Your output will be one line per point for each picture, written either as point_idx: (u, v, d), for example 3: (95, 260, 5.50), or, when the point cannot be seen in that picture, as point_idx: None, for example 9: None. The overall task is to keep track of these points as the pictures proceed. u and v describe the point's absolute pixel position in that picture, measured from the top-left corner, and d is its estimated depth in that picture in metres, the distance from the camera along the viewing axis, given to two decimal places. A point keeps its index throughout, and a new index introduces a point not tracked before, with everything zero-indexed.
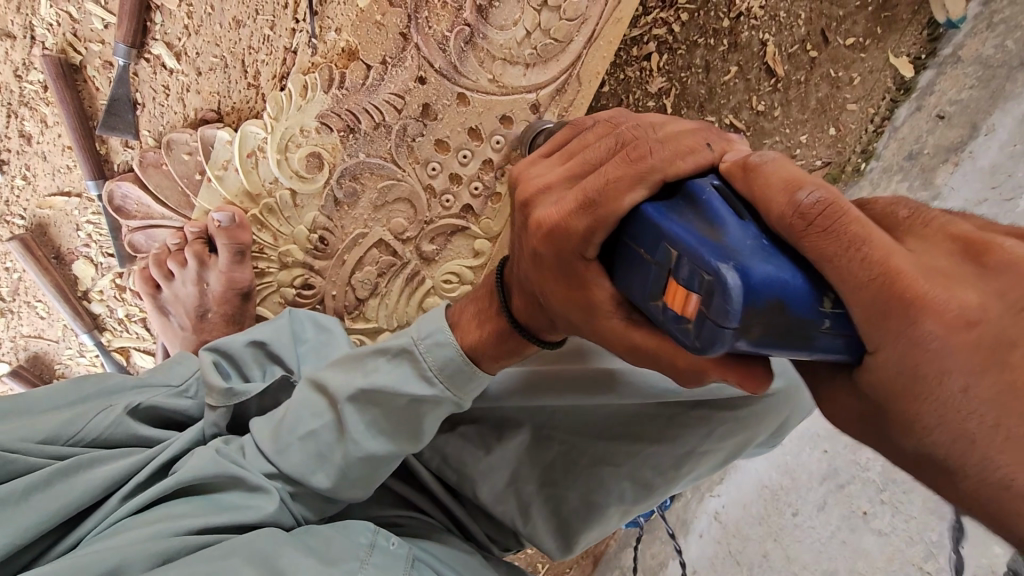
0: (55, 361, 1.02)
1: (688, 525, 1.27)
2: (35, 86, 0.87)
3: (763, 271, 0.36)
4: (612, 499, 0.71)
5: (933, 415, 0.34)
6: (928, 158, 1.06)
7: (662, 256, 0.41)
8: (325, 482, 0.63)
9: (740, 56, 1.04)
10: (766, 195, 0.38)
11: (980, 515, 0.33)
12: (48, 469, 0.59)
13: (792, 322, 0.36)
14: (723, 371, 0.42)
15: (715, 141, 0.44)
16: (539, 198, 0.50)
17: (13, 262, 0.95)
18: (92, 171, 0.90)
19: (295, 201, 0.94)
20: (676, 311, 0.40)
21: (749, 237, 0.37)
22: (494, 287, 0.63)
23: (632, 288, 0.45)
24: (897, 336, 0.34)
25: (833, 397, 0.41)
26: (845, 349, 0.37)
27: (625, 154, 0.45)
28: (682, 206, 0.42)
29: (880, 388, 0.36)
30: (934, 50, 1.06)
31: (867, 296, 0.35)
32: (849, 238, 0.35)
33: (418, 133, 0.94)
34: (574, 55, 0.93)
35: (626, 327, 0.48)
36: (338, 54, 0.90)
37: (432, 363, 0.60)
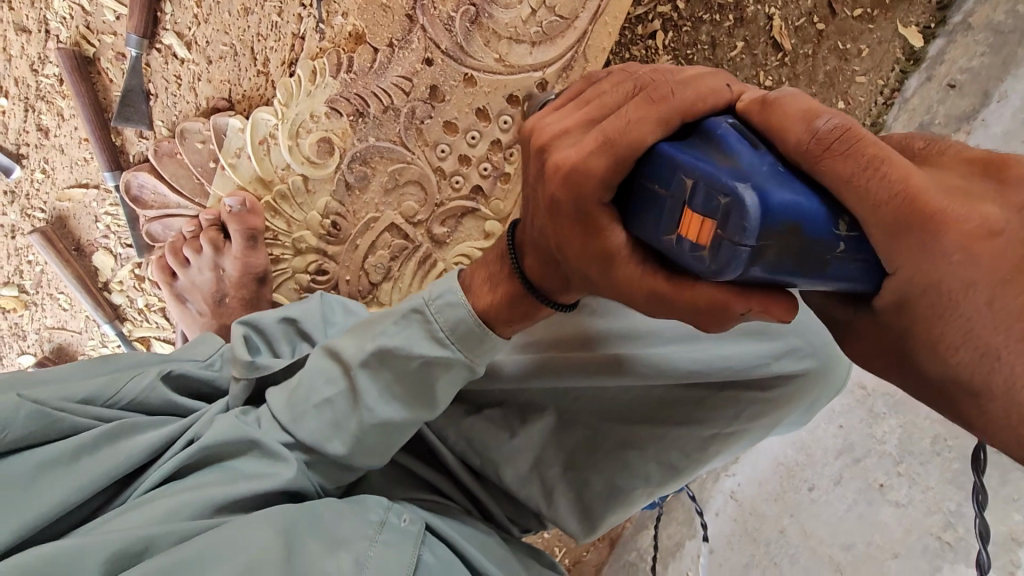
0: (78, 352, 1.04)
1: (705, 502, 1.30)
2: (51, 79, 0.89)
3: (782, 195, 0.34)
4: (637, 481, 0.72)
5: (958, 329, 0.35)
6: (941, 128, 1.03)
7: (676, 187, 0.38)
8: (340, 449, 0.63)
9: (746, 30, 1.04)
10: (783, 124, 0.37)
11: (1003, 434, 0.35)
12: (93, 431, 0.63)
13: (810, 246, 0.35)
14: (745, 303, 0.40)
15: (733, 84, 0.42)
16: (550, 145, 0.47)
17: (36, 254, 0.97)
18: (109, 162, 0.92)
19: (306, 186, 0.95)
20: (689, 240, 0.37)
21: (766, 163, 0.36)
22: (506, 252, 0.61)
23: (643, 228, 0.42)
24: (920, 253, 0.35)
25: (854, 334, 0.41)
26: (857, 276, 0.37)
27: (645, 95, 0.42)
28: (697, 141, 0.39)
29: (904, 311, 0.37)
30: (945, 18, 1.05)
31: (890, 216, 0.35)
32: (870, 160, 0.35)
33: (426, 115, 0.94)
34: (579, 32, 0.93)
35: (639, 274, 0.45)
36: (345, 38, 0.91)
37: (443, 323, 0.60)
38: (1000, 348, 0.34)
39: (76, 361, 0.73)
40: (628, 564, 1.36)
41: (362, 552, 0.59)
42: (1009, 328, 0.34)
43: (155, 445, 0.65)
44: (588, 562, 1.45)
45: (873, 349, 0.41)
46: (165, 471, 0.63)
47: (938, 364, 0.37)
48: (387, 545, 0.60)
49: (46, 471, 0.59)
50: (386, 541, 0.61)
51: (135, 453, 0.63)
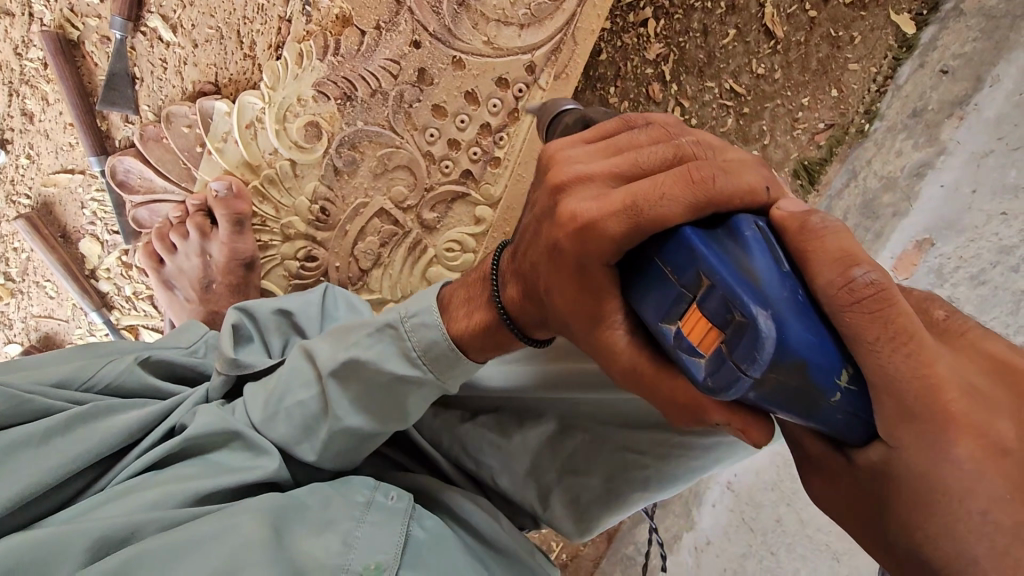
0: (65, 341, 1.03)
1: (699, 496, 1.25)
2: (35, 63, 0.88)
3: (797, 332, 0.35)
4: (638, 487, 0.70)
5: (943, 527, 0.35)
6: (934, 114, 1.01)
7: (690, 281, 0.38)
8: (309, 454, 0.64)
9: (737, 18, 1.04)
10: (817, 263, 0.37)
11: None
12: (67, 414, 0.63)
13: (809, 386, 0.36)
14: (729, 413, 0.41)
15: (772, 186, 0.41)
16: (572, 185, 0.46)
17: (21, 241, 0.96)
18: (94, 147, 0.91)
19: (295, 171, 0.95)
20: (691, 341, 0.39)
21: (786, 288, 0.36)
22: (488, 275, 0.58)
23: (644, 308, 0.43)
24: (927, 449, 0.35)
25: (830, 474, 0.41)
26: (841, 427, 0.38)
27: (686, 170, 0.41)
28: (720, 237, 0.39)
29: (887, 484, 0.37)
30: (937, 4, 1.01)
31: (906, 393, 0.35)
32: (898, 330, 0.35)
33: (415, 99, 0.94)
34: (568, 15, 0.92)
35: (629, 347, 0.46)
36: (332, 21, 0.90)
37: (417, 343, 0.58)
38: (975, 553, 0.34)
39: (59, 349, 0.74)
40: (625, 557, 1.36)
41: (349, 535, 0.58)
42: (990, 538, 0.34)
43: (134, 427, 0.65)
44: (584, 556, 1.43)
45: (838, 499, 0.41)
46: (147, 460, 0.63)
47: (911, 546, 0.37)
48: (375, 525, 0.59)
49: (21, 453, 0.59)
50: (374, 521, 0.60)
51: (115, 437, 0.64)
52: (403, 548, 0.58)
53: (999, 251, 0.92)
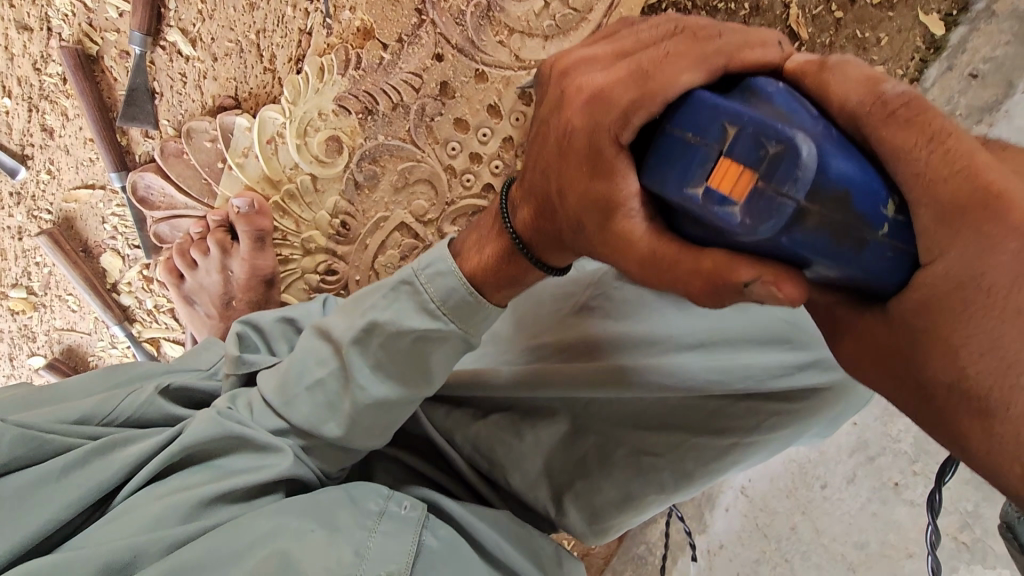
0: (88, 353, 1.03)
1: (713, 500, 1.25)
2: (54, 79, 0.87)
3: (839, 163, 0.35)
4: (659, 490, 0.69)
5: (985, 337, 0.34)
6: (962, 119, 0.99)
7: (715, 135, 0.37)
8: (335, 431, 0.63)
9: (762, 19, 0.96)
10: (842, 88, 0.37)
11: (996, 455, 0.34)
12: (84, 448, 0.63)
13: (852, 216, 0.35)
14: (759, 266, 0.38)
15: (783, 42, 0.42)
16: (578, 69, 0.47)
17: (43, 256, 0.96)
18: (114, 162, 0.90)
19: (315, 185, 0.94)
20: (721, 191, 0.37)
21: (817, 125, 0.36)
22: (499, 209, 0.59)
23: (660, 183, 0.40)
24: (973, 244, 0.34)
25: (859, 333, 0.39)
26: (883, 270, 0.36)
27: (691, 35, 0.42)
28: (738, 93, 0.38)
29: (925, 308, 0.35)
30: (967, 5, 0.96)
31: (949, 194, 0.34)
32: (931, 131, 0.35)
33: (437, 112, 0.92)
34: (594, 24, 0.90)
35: (648, 231, 0.43)
36: (353, 33, 0.88)
37: (434, 295, 0.58)
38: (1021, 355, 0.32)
39: (87, 374, 0.76)
40: (636, 557, 1.37)
41: (361, 543, 0.58)
42: None
43: (145, 448, 0.64)
44: (596, 555, 1.45)
45: (865, 354, 0.40)
46: (148, 472, 0.62)
47: (946, 373, 0.35)
48: (387, 535, 0.60)
49: (33, 492, 0.59)
50: (385, 530, 0.60)
51: (127, 458, 0.63)
52: (414, 557, 0.59)
53: None
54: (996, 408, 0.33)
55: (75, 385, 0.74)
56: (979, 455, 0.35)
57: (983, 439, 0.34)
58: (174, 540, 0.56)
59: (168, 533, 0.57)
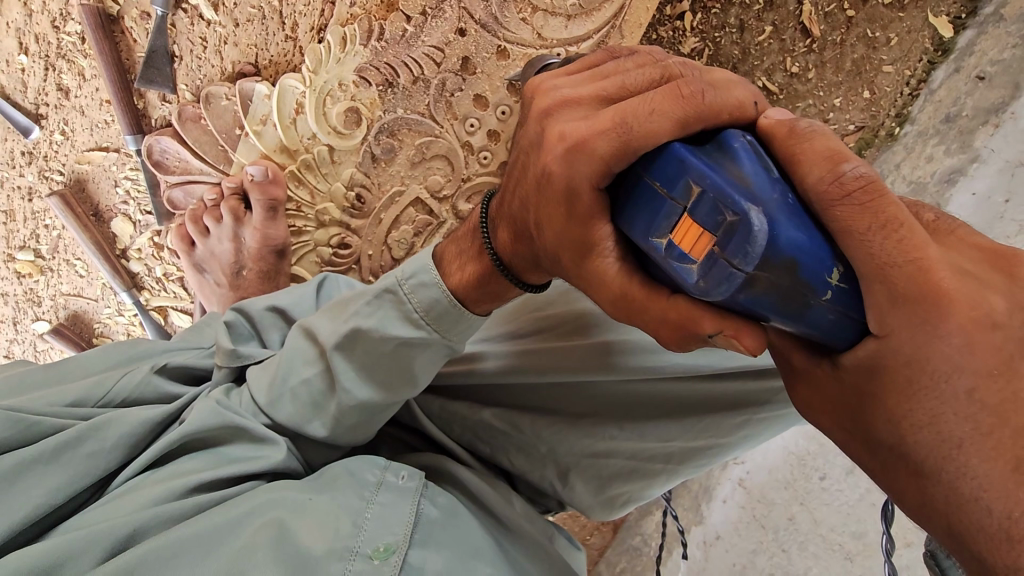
0: (94, 320, 1.02)
1: (711, 491, 1.24)
2: (73, 37, 0.86)
3: (790, 232, 0.36)
4: (666, 464, 0.71)
5: (929, 413, 0.35)
6: (967, 121, 0.95)
7: (680, 192, 0.39)
8: (320, 430, 0.65)
9: (775, 15, 0.97)
10: (806, 158, 0.38)
11: (930, 513, 0.37)
12: (80, 427, 0.62)
13: (798, 284, 0.36)
14: (720, 322, 0.41)
15: (760, 101, 0.42)
16: (559, 110, 0.48)
17: (53, 219, 0.95)
18: (130, 125, 0.90)
19: (332, 157, 0.93)
20: (681, 249, 0.39)
21: (776, 191, 0.37)
22: (478, 225, 0.61)
23: (633, 226, 0.43)
24: (919, 334, 0.35)
25: (813, 380, 0.41)
26: (829, 330, 0.38)
27: (674, 86, 0.42)
28: (709, 149, 0.40)
29: (874, 376, 0.37)
30: (975, 9, 0.93)
31: (898, 278, 0.35)
32: (885, 218, 0.36)
33: (457, 88, 0.92)
34: (617, 7, 0.91)
35: (618, 273, 0.46)
36: (377, 5, 0.89)
37: (417, 304, 0.60)
38: (961, 436, 0.35)
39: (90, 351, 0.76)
40: (631, 548, 1.37)
41: (358, 515, 0.58)
42: (976, 420, 0.34)
43: (140, 428, 0.64)
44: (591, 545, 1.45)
45: (818, 402, 0.42)
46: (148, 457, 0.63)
47: (896, 444, 0.37)
48: (385, 505, 0.59)
49: (27, 471, 0.58)
50: (384, 501, 0.60)
51: (123, 438, 0.63)
52: (412, 527, 0.58)
53: None
54: (942, 479, 0.35)
55: (72, 363, 0.73)
56: (919, 510, 0.37)
57: (917, 494, 0.37)
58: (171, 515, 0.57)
59: (167, 511, 0.57)
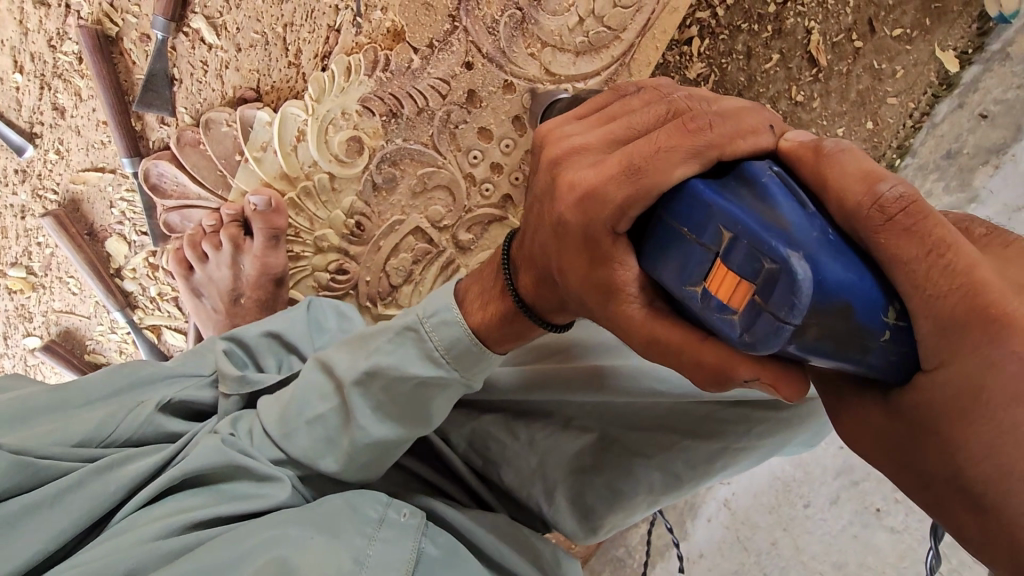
0: (86, 337, 1.01)
1: (695, 509, 1.16)
2: (69, 57, 0.84)
3: (834, 270, 0.34)
4: (651, 495, 0.70)
5: (987, 443, 0.34)
6: (968, 159, 1.00)
7: (711, 238, 0.37)
8: (332, 466, 0.64)
9: (783, 43, 0.96)
10: (840, 183, 0.37)
11: (996, 551, 0.34)
12: (86, 469, 0.62)
13: (853, 327, 0.35)
14: (759, 368, 0.39)
15: (775, 123, 0.42)
16: (568, 158, 0.48)
17: (46, 237, 0.94)
18: (128, 147, 0.88)
19: (332, 184, 0.92)
20: (719, 298, 0.37)
21: (815, 228, 0.36)
22: (500, 264, 0.61)
23: (665, 271, 0.41)
24: (971, 360, 0.34)
25: (862, 412, 0.40)
26: (888, 370, 0.37)
27: (679, 123, 0.42)
28: (736, 186, 0.39)
29: (926, 406, 0.36)
30: (983, 45, 0.94)
31: (945, 306, 0.34)
32: (932, 242, 0.35)
33: (462, 120, 0.91)
34: (626, 45, 0.91)
35: (648, 317, 0.44)
36: (383, 34, 0.87)
37: (438, 342, 0.59)
38: None
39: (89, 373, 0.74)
40: (614, 558, 1.28)
41: (359, 552, 0.57)
42: None
43: (143, 470, 0.64)
44: None
45: (866, 434, 0.41)
46: (148, 493, 0.62)
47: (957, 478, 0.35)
48: (387, 543, 0.59)
49: (29, 515, 0.58)
50: (386, 538, 0.59)
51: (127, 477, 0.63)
52: (415, 564, 0.58)
53: None
54: (1006, 515, 0.33)
55: (67, 386, 0.71)
56: (985, 547, 0.35)
57: (979, 529, 0.35)
58: (167, 553, 0.56)
59: (167, 547, 0.56)
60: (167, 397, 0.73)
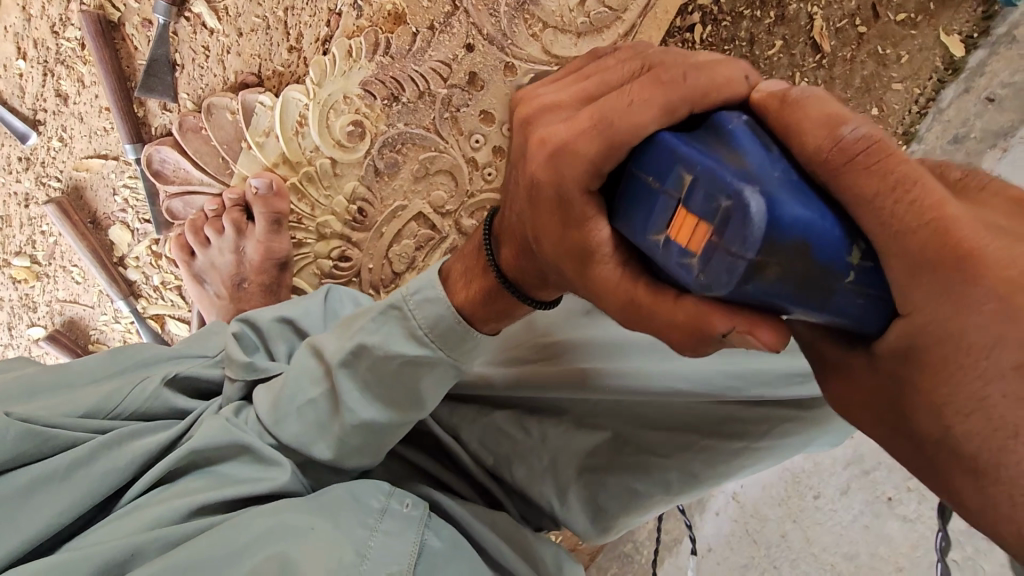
0: (90, 326, 1.01)
1: (704, 502, 1.20)
2: (72, 44, 0.85)
3: (794, 209, 0.31)
4: (665, 494, 0.68)
5: (968, 399, 0.31)
6: (976, 143, 0.97)
7: (673, 183, 0.35)
8: (323, 454, 0.63)
9: (785, 29, 0.95)
10: (803, 124, 0.34)
11: (992, 521, 0.31)
12: (93, 444, 0.61)
13: (814, 268, 0.32)
14: (732, 318, 0.36)
15: (753, 75, 0.38)
16: (539, 119, 0.45)
17: (49, 226, 0.94)
18: (131, 134, 0.88)
19: (334, 169, 0.91)
20: (679, 243, 0.35)
21: (776, 169, 0.33)
22: (483, 242, 0.58)
23: (632, 227, 0.39)
24: (946, 301, 0.31)
25: (847, 379, 0.38)
26: (857, 315, 0.34)
27: (654, 75, 0.39)
28: (703, 136, 0.36)
29: (902, 359, 0.34)
30: (988, 29, 0.93)
31: (911, 245, 0.32)
32: (896, 178, 0.32)
33: (463, 103, 0.90)
34: (628, 25, 0.91)
35: (622, 279, 0.42)
36: (384, 17, 0.87)
37: (422, 321, 0.58)
38: (1019, 424, 0.29)
39: (98, 352, 0.74)
40: (622, 554, 1.26)
41: (361, 543, 0.56)
42: None
43: (148, 450, 0.63)
44: None
45: (855, 403, 0.38)
46: (154, 475, 0.62)
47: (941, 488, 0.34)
48: (389, 535, 0.57)
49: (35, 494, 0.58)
50: (388, 531, 0.58)
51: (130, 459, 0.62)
52: (416, 557, 0.57)
53: None
54: (999, 478, 0.30)
55: (74, 367, 0.71)
56: (981, 519, 0.32)
57: (975, 495, 0.32)
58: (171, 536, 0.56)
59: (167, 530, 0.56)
60: (173, 372, 0.72)
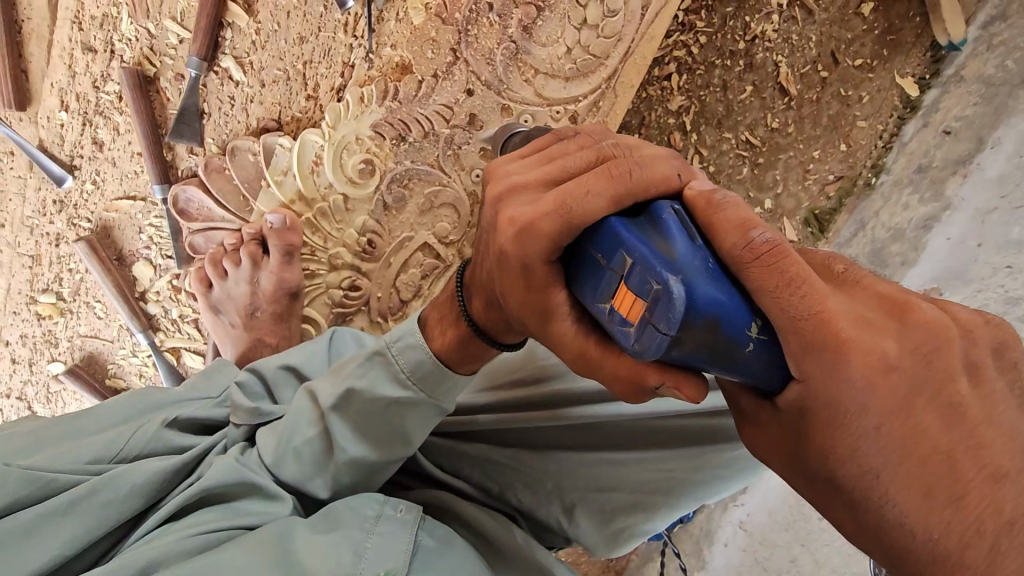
0: (109, 361, 1.05)
1: (712, 534, 1.19)
2: (110, 96, 0.96)
3: (707, 291, 0.38)
4: (667, 504, 0.71)
5: (845, 449, 0.38)
6: (938, 171, 1.03)
7: (617, 263, 0.41)
8: (322, 490, 0.66)
9: (755, 76, 1.06)
10: (721, 224, 0.40)
11: (868, 541, 0.40)
12: (96, 479, 0.64)
13: (720, 339, 0.39)
14: (663, 374, 0.43)
15: (683, 171, 0.44)
16: (508, 196, 0.49)
17: (77, 263, 1.01)
18: (160, 176, 0.97)
19: (346, 205, 0.99)
20: (621, 313, 0.41)
21: (698, 257, 0.39)
22: (455, 291, 0.64)
23: (585, 293, 0.45)
24: (828, 377, 0.38)
25: (755, 418, 0.44)
26: (760, 375, 0.40)
27: (606, 168, 0.44)
28: (642, 222, 0.42)
29: (794, 406, 0.40)
30: (937, 70, 1.04)
31: (802, 327, 0.38)
32: (790, 276, 0.38)
33: (464, 142, 0.98)
34: (610, 70, 0.98)
35: (577, 335, 0.47)
36: (392, 68, 0.96)
37: (404, 365, 0.63)
38: (878, 469, 0.38)
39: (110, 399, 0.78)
40: None
41: (359, 545, 0.58)
42: (889, 453, 0.37)
43: (153, 480, 0.66)
44: None
45: (765, 443, 0.44)
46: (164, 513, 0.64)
47: (826, 472, 0.40)
48: (385, 536, 0.59)
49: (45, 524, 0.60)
50: (383, 532, 0.60)
51: (135, 488, 0.65)
52: (410, 555, 0.58)
53: (1007, 301, 0.88)
54: (871, 510, 0.38)
55: (87, 413, 0.75)
56: (863, 541, 0.40)
57: (853, 524, 0.40)
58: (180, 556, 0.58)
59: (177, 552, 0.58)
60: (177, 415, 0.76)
